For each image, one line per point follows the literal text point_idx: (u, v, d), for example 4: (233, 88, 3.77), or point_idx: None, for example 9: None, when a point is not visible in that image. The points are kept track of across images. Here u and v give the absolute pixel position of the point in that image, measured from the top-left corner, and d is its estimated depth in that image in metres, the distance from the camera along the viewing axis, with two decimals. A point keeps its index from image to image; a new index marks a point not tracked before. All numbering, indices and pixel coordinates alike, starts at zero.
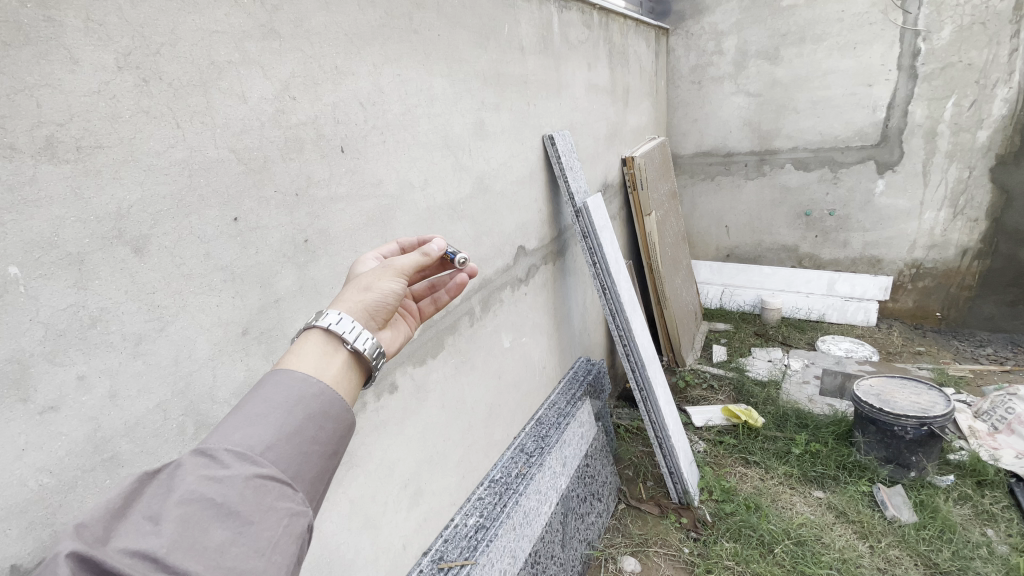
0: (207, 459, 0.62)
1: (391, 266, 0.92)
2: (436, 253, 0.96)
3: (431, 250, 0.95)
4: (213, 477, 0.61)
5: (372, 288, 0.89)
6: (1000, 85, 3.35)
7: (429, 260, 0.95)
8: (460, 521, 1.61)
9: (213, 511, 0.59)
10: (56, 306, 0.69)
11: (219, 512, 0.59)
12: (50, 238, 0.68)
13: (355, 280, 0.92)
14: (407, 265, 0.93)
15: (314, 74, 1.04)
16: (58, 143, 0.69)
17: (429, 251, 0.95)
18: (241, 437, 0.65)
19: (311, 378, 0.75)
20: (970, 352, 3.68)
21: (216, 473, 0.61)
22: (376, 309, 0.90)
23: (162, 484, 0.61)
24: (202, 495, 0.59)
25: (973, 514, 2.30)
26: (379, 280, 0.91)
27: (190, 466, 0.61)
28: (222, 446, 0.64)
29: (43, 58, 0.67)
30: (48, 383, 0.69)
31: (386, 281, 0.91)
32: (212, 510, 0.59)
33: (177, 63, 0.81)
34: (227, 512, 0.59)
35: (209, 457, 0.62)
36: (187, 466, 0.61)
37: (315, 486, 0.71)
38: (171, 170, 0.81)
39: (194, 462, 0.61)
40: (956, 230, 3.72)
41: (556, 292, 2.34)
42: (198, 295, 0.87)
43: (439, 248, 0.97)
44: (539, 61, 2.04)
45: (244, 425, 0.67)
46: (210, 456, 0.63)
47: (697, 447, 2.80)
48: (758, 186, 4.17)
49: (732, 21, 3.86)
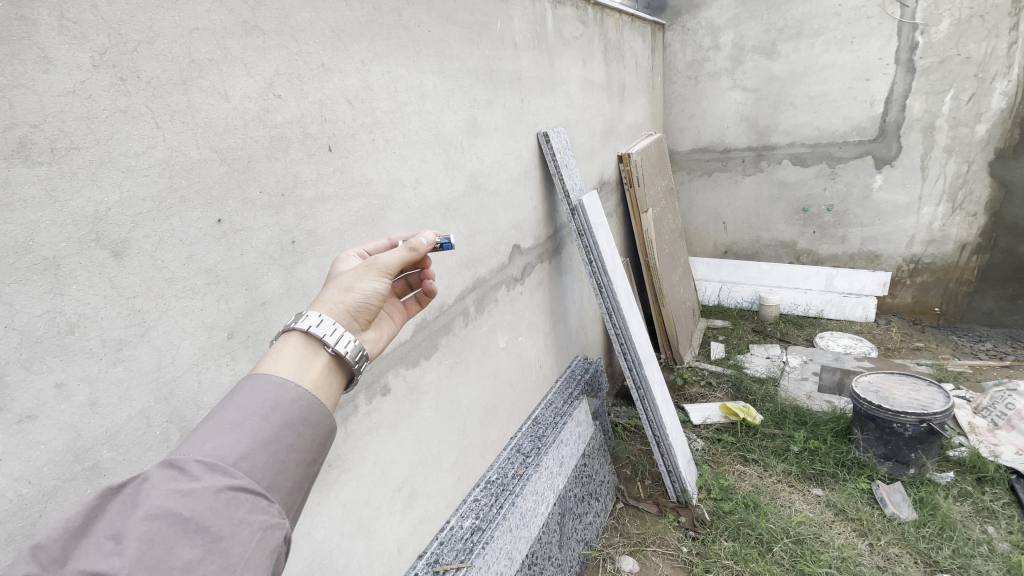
0: (176, 471, 0.61)
1: (375, 265, 0.90)
2: (423, 247, 0.92)
3: (418, 244, 0.92)
4: (181, 491, 0.59)
5: (354, 289, 0.88)
6: (999, 78, 3.33)
7: (414, 254, 0.92)
8: (455, 523, 1.60)
9: (180, 527, 0.57)
10: (32, 313, 0.67)
11: (187, 528, 0.57)
12: (25, 243, 0.66)
13: (338, 279, 0.90)
14: (392, 263, 0.91)
15: (299, 71, 1.02)
16: (32, 144, 0.67)
17: (416, 245, 0.92)
18: (212, 447, 0.64)
19: (289, 382, 0.74)
20: (969, 347, 3.67)
21: (184, 486, 0.59)
22: (357, 309, 0.88)
23: (127, 499, 0.59)
24: (169, 510, 0.57)
25: (973, 511, 2.29)
26: (360, 280, 0.89)
27: (157, 479, 0.60)
28: (193, 457, 0.62)
29: (16, 58, 0.65)
30: (25, 392, 0.67)
31: (369, 282, 0.89)
32: (179, 526, 0.57)
33: (155, 61, 0.79)
34: (195, 527, 0.57)
35: (179, 469, 0.61)
36: (154, 478, 0.59)
37: (293, 495, 0.69)
38: (150, 170, 0.79)
39: (162, 476, 0.60)
40: (955, 225, 3.70)
41: (552, 291, 2.32)
42: (181, 299, 0.85)
43: (427, 242, 0.93)
44: (533, 57, 2.01)
45: (216, 434, 0.65)
46: (178, 468, 0.61)
47: (696, 445, 2.79)
48: (756, 181, 4.15)
49: (728, 15, 3.83)
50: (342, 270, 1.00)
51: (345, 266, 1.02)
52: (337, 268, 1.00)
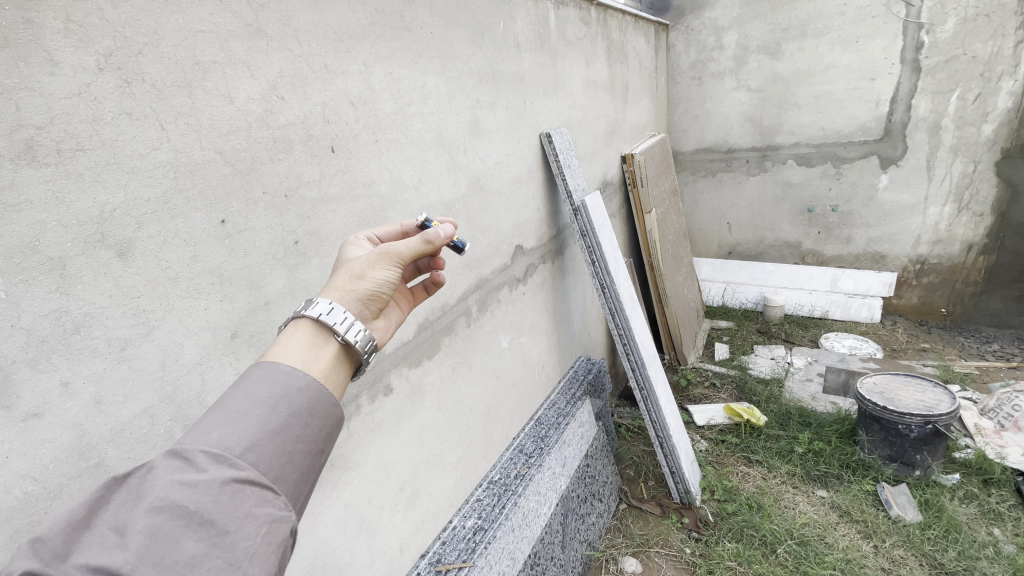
0: (181, 461, 0.61)
1: (388, 252, 0.90)
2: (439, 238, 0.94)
3: (434, 237, 0.93)
4: (186, 482, 0.59)
5: (364, 278, 0.88)
6: (1005, 78, 3.31)
7: (430, 247, 0.93)
8: (457, 523, 1.60)
9: (185, 520, 0.57)
10: (38, 312, 0.68)
11: (191, 521, 0.58)
12: (31, 243, 0.67)
13: (347, 266, 0.90)
14: (405, 252, 0.91)
15: (302, 73, 1.03)
16: (38, 146, 0.68)
17: (432, 237, 0.93)
18: (219, 437, 0.64)
19: (297, 371, 0.74)
20: (976, 349, 3.64)
21: (190, 477, 0.60)
22: (368, 295, 0.89)
23: (131, 490, 0.60)
24: (174, 502, 0.58)
25: (979, 514, 2.27)
26: (372, 266, 0.89)
27: (163, 470, 0.60)
28: (199, 447, 0.63)
29: (22, 61, 0.66)
30: (31, 391, 0.68)
31: (382, 269, 0.90)
32: (184, 519, 0.57)
33: (160, 63, 0.80)
34: (199, 521, 0.58)
35: (184, 459, 0.61)
36: (160, 470, 0.60)
37: (299, 487, 0.70)
38: (155, 172, 0.80)
39: (167, 466, 0.61)
40: (961, 225, 3.68)
41: (555, 291, 2.33)
42: (185, 299, 0.86)
43: (443, 233, 0.95)
44: (535, 58, 2.02)
45: (223, 423, 0.66)
46: (184, 458, 0.61)
47: (699, 446, 2.79)
48: (760, 182, 4.14)
49: (732, 15, 3.82)
50: (351, 255, 0.99)
51: (356, 250, 1.00)
52: (346, 252, 0.99)
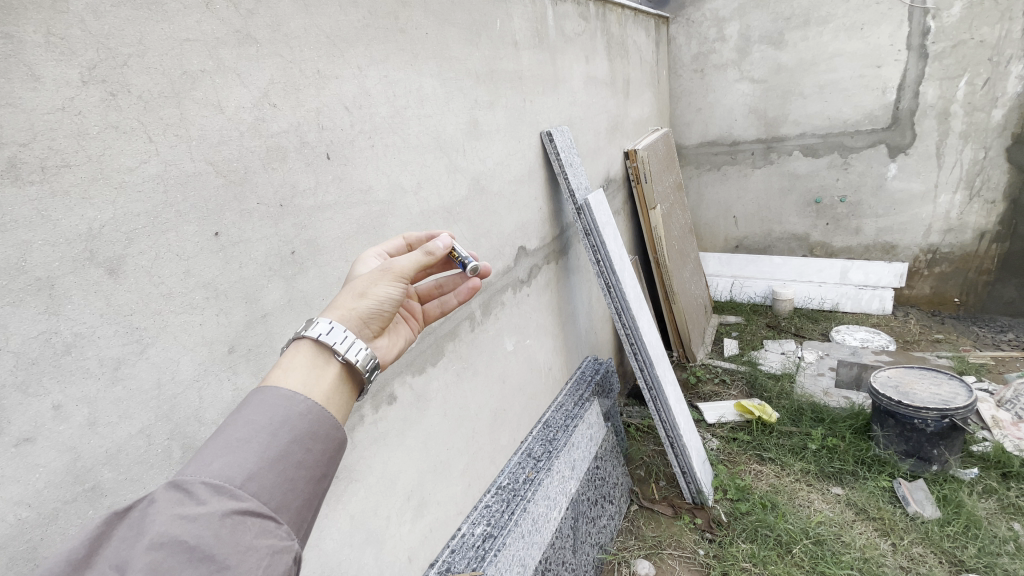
0: (181, 494, 0.59)
1: (391, 268, 0.90)
2: (440, 251, 0.93)
3: (434, 249, 0.93)
4: (186, 516, 0.57)
5: (367, 295, 0.87)
6: (1014, 61, 3.24)
7: (431, 259, 0.93)
8: (467, 531, 1.58)
9: (186, 556, 0.55)
10: (26, 333, 0.66)
11: (191, 557, 0.56)
12: (18, 263, 0.65)
13: (352, 283, 0.89)
14: (408, 265, 0.91)
15: (295, 79, 1.01)
16: (22, 163, 0.66)
17: (432, 250, 0.93)
18: (220, 466, 0.63)
19: (299, 395, 0.72)
20: (991, 339, 3.58)
21: (190, 510, 0.58)
22: (369, 312, 0.87)
23: (132, 524, 0.58)
24: (173, 537, 0.56)
25: (999, 508, 2.22)
26: (376, 281, 0.88)
27: (163, 503, 0.58)
28: (199, 479, 0.61)
29: (2, 76, 0.64)
30: (22, 415, 0.66)
31: (384, 284, 0.89)
32: (185, 555, 0.55)
33: (146, 74, 0.78)
34: (200, 556, 0.56)
35: (184, 491, 0.60)
36: (160, 502, 0.58)
37: (302, 514, 0.68)
38: (144, 186, 0.77)
39: (168, 498, 0.59)
40: (973, 213, 3.61)
41: (559, 290, 2.29)
42: (179, 315, 0.84)
43: (442, 246, 0.94)
44: (534, 55, 1.99)
45: (224, 452, 0.64)
46: (185, 490, 0.60)
47: (711, 444, 2.75)
48: (766, 173, 4.08)
49: (733, 6, 3.77)
50: (360, 273, 1.00)
51: (364, 267, 1.02)
52: (355, 269, 1.01)
